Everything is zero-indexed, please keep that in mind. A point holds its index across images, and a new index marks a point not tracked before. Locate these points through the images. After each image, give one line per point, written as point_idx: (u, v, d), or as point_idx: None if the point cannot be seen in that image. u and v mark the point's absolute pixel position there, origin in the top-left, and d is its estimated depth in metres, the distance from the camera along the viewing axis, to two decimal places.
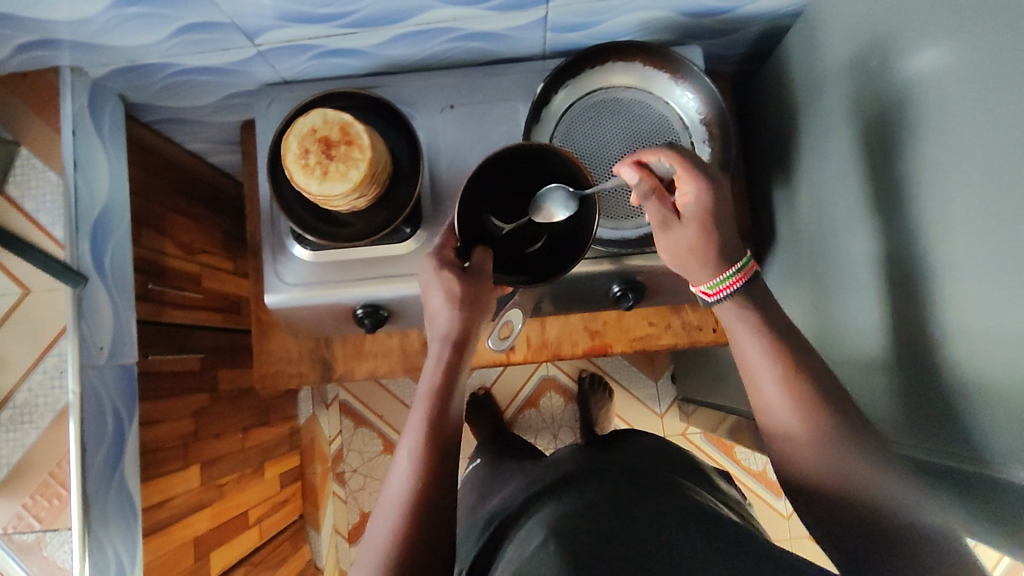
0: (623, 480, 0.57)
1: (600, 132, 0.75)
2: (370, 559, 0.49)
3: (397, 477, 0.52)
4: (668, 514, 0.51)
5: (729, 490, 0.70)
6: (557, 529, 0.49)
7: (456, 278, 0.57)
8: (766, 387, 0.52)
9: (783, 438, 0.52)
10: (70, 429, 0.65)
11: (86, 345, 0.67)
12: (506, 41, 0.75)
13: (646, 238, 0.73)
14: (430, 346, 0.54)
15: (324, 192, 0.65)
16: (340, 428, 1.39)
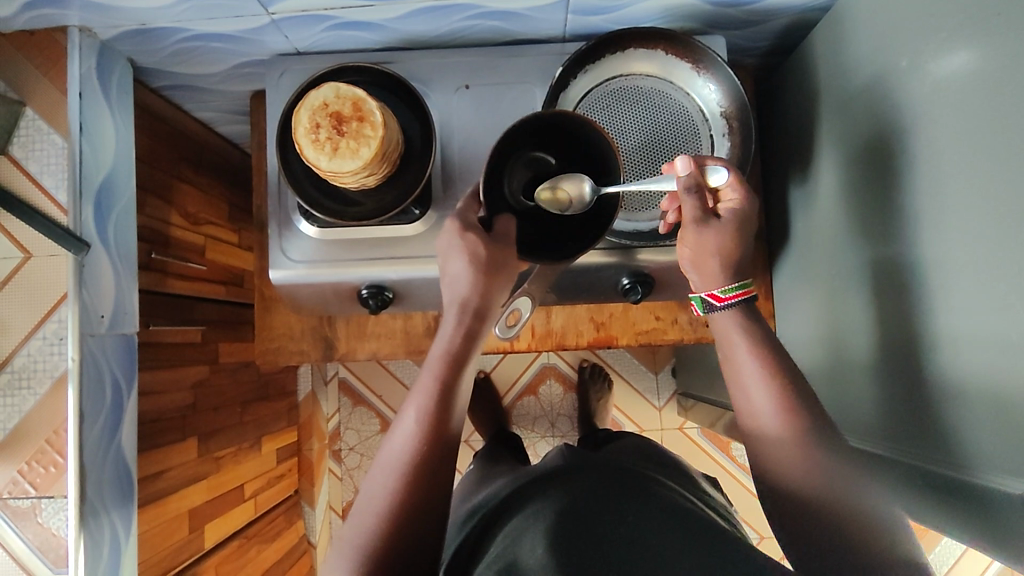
0: (614, 474, 0.57)
1: (618, 121, 0.73)
2: (367, 508, 0.51)
3: (401, 433, 0.54)
4: (652, 513, 0.50)
5: (714, 494, 0.70)
6: (555, 519, 0.50)
7: (479, 241, 0.58)
8: (752, 389, 0.55)
9: (765, 448, 0.54)
10: (69, 397, 0.64)
11: (88, 313, 0.66)
12: (526, 21, 0.73)
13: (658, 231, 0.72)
14: (448, 308, 0.56)
15: (333, 169, 0.64)
16: (339, 407, 1.39)
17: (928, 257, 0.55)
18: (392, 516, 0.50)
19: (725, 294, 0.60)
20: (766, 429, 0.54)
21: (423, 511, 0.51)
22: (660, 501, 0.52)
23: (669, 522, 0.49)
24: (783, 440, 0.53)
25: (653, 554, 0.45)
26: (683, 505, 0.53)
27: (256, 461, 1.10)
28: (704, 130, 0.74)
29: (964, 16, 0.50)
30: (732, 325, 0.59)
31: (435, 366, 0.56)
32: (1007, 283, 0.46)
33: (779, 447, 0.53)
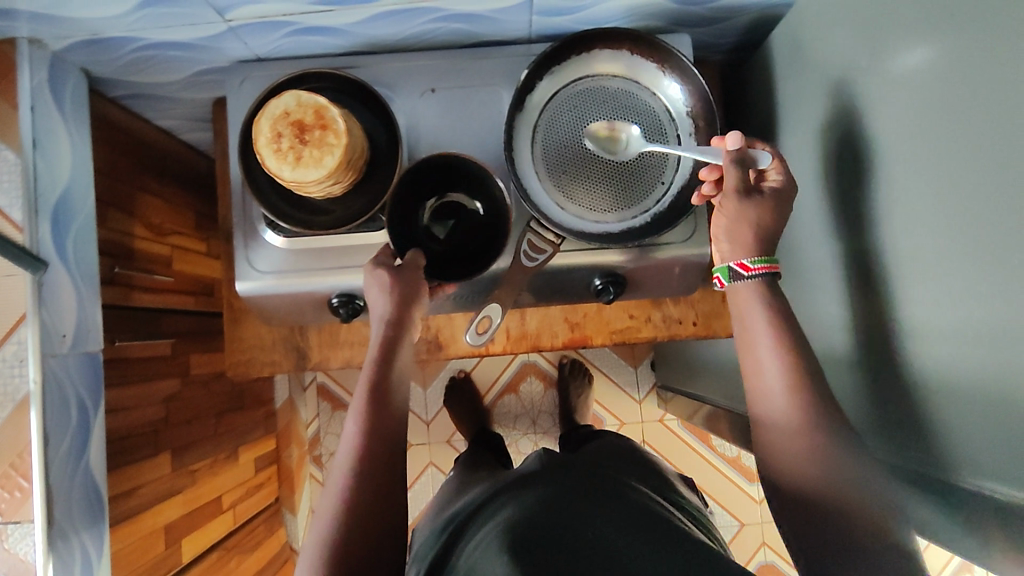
0: (583, 479, 0.58)
1: (585, 122, 0.73)
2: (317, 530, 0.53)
3: (342, 454, 0.58)
4: (618, 517, 0.51)
5: (691, 496, 0.70)
6: (514, 522, 0.50)
7: (387, 271, 0.65)
8: (769, 369, 0.57)
9: (773, 428, 0.55)
10: (31, 419, 0.62)
11: (48, 333, 0.64)
12: (490, 23, 0.73)
13: (629, 232, 0.72)
14: (368, 329, 0.62)
15: (297, 179, 0.63)
16: (318, 412, 1.38)
17: (889, 252, 0.56)
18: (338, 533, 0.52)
19: (753, 263, 0.61)
20: (777, 408, 0.55)
21: (364, 522, 0.53)
22: (628, 507, 0.53)
23: (637, 528, 0.49)
24: (793, 418, 0.54)
25: (622, 561, 0.45)
26: (653, 509, 0.54)
27: (233, 472, 1.09)
28: (671, 130, 0.73)
29: (918, 15, 0.51)
30: (755, 299, 0.60)
31: (361, 388, 0.61)
32: (965, 279, 0.47)
33: (790, 426, 0.54)
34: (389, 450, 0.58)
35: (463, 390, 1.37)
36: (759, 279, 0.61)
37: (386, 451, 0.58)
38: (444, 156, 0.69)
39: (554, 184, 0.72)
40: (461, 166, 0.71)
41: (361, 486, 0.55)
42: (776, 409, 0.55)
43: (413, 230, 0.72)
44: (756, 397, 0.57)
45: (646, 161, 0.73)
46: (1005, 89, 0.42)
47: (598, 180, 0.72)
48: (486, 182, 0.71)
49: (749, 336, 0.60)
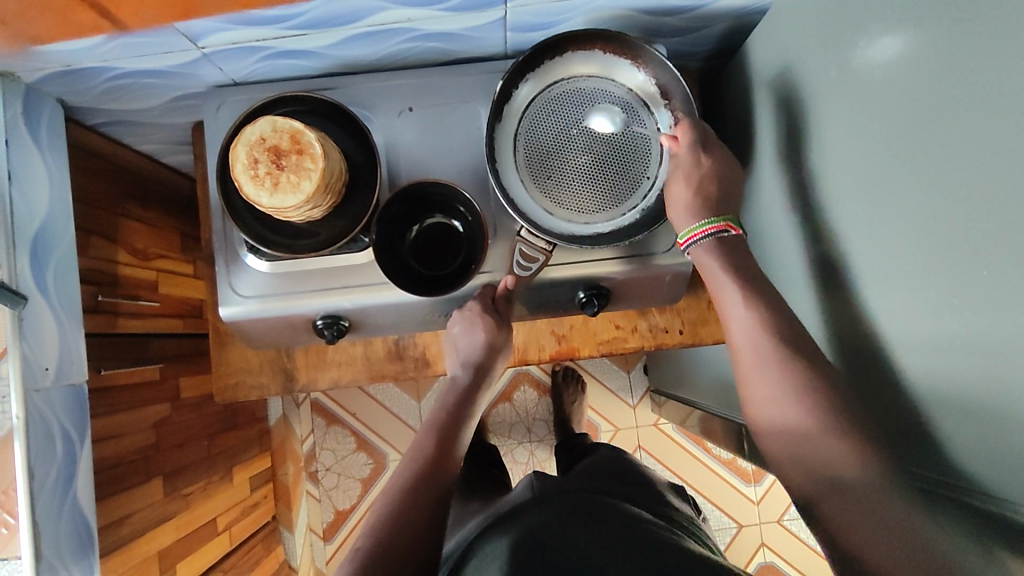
0: (577, 500, 0.58)
1: (566, 125, 0.73)
2: (367, 525, 0.58)
3: (400, 470, 0.64)
4: (614, 539, 0.51)
5: (681, 506, 0.71)
6: (518, 550, 0.51)
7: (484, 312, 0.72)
8: (748, 350, 0.59)
9: (762, 406, 0.57)
10: (16, 454, 0.62)
11: (29, 368, 0.64)
12: (465, 41, 0.73)
13: (616, 232, 0.72)
14: (450, 375, 0.72)
15: (275, 205, 0.63)
16: (312, 427, 1.38)
17: (866, 260, 0.56)
18: (388, 523, 0.57)
19: (682, 239, 0.67)
20: (757, 375, 0.58)
21: (404, 535, 0.57)
22: (620, 527, 0.53)
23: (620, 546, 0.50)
24: (778, 386, 0.56)
25: None
26: (637, 523, 0.54)
27: (228, 493, 1.08)
28: (652, 125, 0.73)
29: (888, 26, 0.51)
30: (707, 254, 0.65)
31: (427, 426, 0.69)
32: (940, 291, 0.48)
33: (780, 397, 0.56)
34: (442, 474, 0.63)
35: None
36: (699, 245, 0.66)
37: (438, 473, 0.63)
38: (422, 182, 0.70)
39: (539, 193, 0.72)
40: (442, 191, 0.72)
41: (419, 504, 0.60)
42: (767, 385, 0.57)
43: (399, 254, 0.73)
44: (741, 387, 0.60)
45: (627, 160, 0.73)
46: (976, 100, 0.42)
47: (583, 182, 0.72)
48: (466, 205, 0.72)
49: (721, 304, 0.63)
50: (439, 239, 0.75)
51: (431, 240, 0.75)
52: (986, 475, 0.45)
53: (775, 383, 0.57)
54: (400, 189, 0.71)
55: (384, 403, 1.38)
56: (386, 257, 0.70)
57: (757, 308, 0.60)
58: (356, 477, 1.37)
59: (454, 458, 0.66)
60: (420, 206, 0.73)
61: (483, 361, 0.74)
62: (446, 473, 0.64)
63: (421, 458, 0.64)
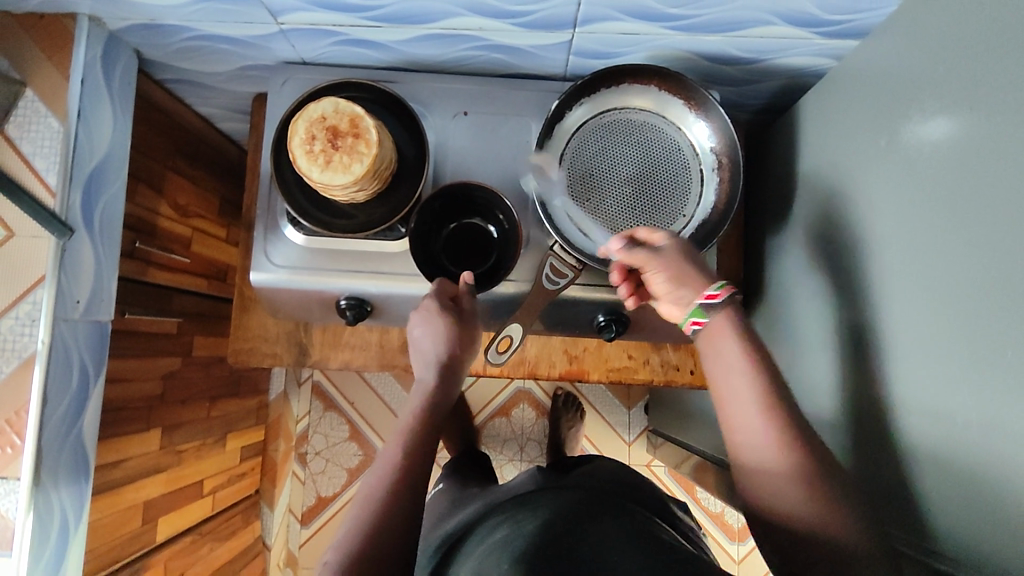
0: (587, 493, 0.60)
1: (611, 154, 0.75)
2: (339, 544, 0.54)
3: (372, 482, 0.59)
4: (617, 537, 0.52)
5: (686, 519, 0.72)
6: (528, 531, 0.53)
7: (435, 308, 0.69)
8: (750, 422, 0.55)
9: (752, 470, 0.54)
10: (34, 376, 0.63)
11: (62, 298, 0.66)
12: (528, 57, 0.75)
13: None
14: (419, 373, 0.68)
15: (324, 181, 0.65)
16: (309, 409, 1.39)
17: (892, 327, 0.57)
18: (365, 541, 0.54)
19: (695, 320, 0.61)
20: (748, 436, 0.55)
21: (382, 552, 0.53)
22: (629, 521, 0.55)
23: (624, 538, 0.52)
24: (782, 458, 0.52)
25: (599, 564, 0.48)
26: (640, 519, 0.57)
27: (219, 457, 1.09)
28: (694, 167, 0.75)
29: (943, 104, 0.52)
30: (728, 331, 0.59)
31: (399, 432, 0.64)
32: (961, 363, 0.48)
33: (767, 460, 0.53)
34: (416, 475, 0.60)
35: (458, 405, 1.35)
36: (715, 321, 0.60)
37: (413, 483, 0.59)
38: (465, 184, 0.72)
39: (578, 212, 0.74)
40: (484, 196, 0.74)
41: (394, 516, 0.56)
42: (770, 453, 0.53)
43: (430, 248, 0.74)
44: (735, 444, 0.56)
45: (666, 197, 0.74)
46: (1017, 184, 0.44)
47: (619, 210, 0.74)
48: (507, 213, 0.73)
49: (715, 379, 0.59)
50: (471, 241, 0.76)
51: (461, 238, 0.76)
52: (987, 557, 0.45)
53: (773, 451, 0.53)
54: (442, 186, 0.73)
55: (384, 397, 1.39)
56: (418, 249, 0.72)
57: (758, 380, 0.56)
58: (344, 466, 1.37)
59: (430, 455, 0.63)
60: (458, 204, 0.75)
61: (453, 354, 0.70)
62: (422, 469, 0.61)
63: (394, 462, 0.61)
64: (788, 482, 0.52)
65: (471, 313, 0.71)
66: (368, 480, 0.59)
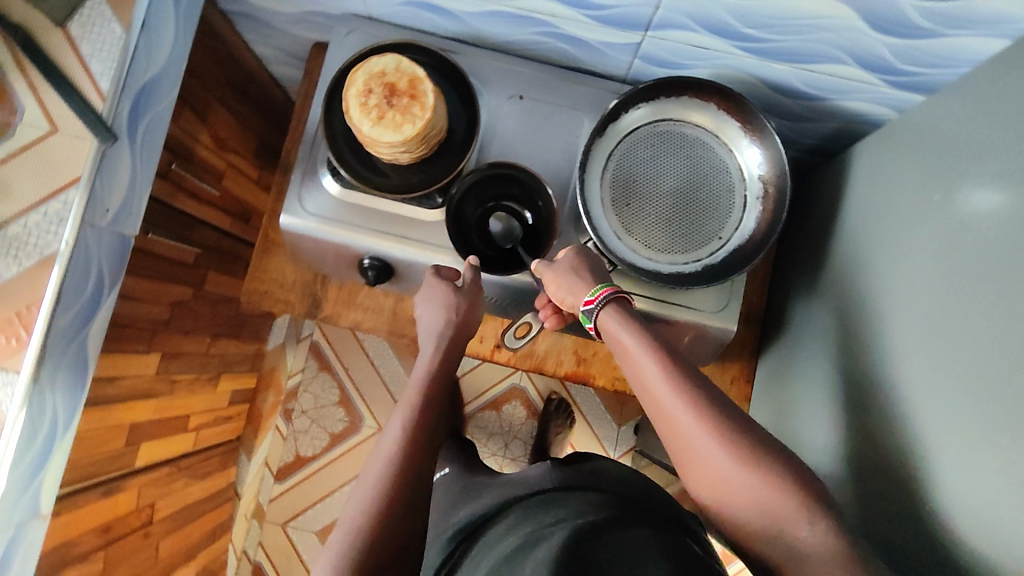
0: (616, 504, 0.60)
1: (659, 164, 0.73)
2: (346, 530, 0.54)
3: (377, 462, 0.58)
4: (647, 549, 0.51)
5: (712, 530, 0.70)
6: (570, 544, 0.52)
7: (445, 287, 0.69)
8: (684, 428, 0.53)
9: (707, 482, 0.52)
10: (52, 275, 0.63)
11: (93, 203, 0.66)
12: (593, 53, 0.75)
13: (680, 278, 0.70)
14: (421, 347, 0.67)
15: (373, 136, 0.65)
16: (304, 367, 1.38)
17: (915, 383, 0.56)
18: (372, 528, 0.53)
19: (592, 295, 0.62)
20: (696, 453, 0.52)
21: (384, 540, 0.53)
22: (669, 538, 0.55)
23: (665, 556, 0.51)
24: (714, 457, 0.51)
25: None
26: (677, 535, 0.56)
27: (209, 396, 1.09)
28: (739, 191, 0.72)
29: (1007, 166, 0.51)
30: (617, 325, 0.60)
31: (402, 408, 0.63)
32: (985, 429, 0.48)
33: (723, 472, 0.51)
34: (417, 470, 0.58)
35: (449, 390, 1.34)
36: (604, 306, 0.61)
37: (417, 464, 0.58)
38: (511, 165, 0.72)
39: (615, 215, 0.71)
40: (526, 179, 0.73)
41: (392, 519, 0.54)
42: (712, 461, 0.51)
43: (463, 220, 0.74)
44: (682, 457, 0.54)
45: (706, 217, 0.72)
46: None
47: (656, 221, 0.72)
48: (546, 200, 0.73)
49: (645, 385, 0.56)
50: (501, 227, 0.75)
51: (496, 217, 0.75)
52: None
53: (709, 460, 0.51)
54: (488, 163, 0.72)
55: (379, 369, 1.39)
56: (450, 219, 0.72)
57: (672, 381, 0.54)
58: (327, 429, 1.37)
59: (432, 447, 0.61)
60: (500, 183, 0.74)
61: (460, 328, 0.70)
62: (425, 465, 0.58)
63: (397, 446, 0.59)
64: (743, 494, 0.50)
65: (475, 286, 0.70)
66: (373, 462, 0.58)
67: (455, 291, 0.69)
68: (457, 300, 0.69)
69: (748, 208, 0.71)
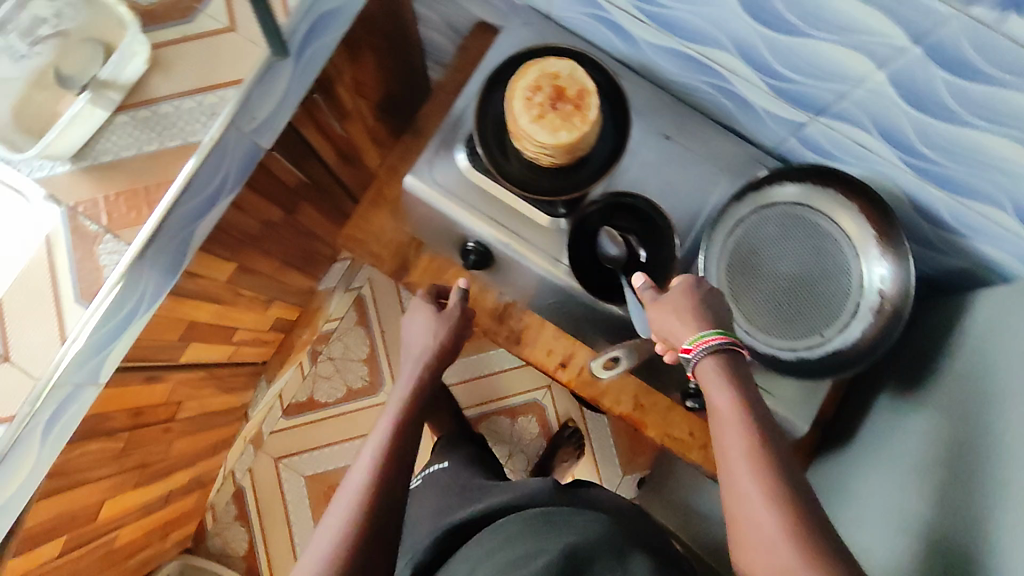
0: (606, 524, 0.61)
1: (784, 245, 0.70)
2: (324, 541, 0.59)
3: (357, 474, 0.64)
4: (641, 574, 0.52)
5: None
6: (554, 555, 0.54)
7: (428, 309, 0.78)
8: (750, 507, 0.50)
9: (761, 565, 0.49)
10: (187, 166, 0.64)
11: (244, 108, 0.65)
12: (753, 118, 0.74)
13: (769, 357, 0.69)
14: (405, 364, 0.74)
15: (525, 130, 0.65)
16: (344, 315, 1.40)
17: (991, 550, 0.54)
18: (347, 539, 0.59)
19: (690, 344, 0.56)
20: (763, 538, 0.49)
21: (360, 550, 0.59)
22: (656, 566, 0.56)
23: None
24: (768, 514, 0.49)
25: None
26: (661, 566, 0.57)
27: (258, 317, 1.10)
28: (854, 298, 0.69)
29: None
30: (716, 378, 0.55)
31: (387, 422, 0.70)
32: None
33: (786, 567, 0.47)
34: (389, 487, 0.63)
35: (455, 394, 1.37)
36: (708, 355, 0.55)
37: (394, 472, 0.65)
38: (653, 205, 0.71)
39: (727, 278, 0.71)
40: (659, 222, 0.72)
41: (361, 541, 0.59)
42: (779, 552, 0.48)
43: (580, 233, 0.72)
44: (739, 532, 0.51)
45: (815, 311, 0.69)
46: None
47: (765, 297, 0.70)
48: (670, 247, 0.71)
49: (721, 451, 0.54)
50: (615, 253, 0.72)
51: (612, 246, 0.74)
52: None
53: (760, 522, 0.49)
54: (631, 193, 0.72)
55: None
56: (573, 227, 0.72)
57: (761, 459, 0.51)
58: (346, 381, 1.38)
59: (407, 458, 0.67)
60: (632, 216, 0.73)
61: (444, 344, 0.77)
62: (397, 483, 0.64)
63: (376, 458, 0.66)
64: None
65: (460, 301, 0.78)
66: (354, 475, 0.65)
67: (436, 315, 0.77)
68: (445, 322, 0.77)
69: (858, 316, 0.68)
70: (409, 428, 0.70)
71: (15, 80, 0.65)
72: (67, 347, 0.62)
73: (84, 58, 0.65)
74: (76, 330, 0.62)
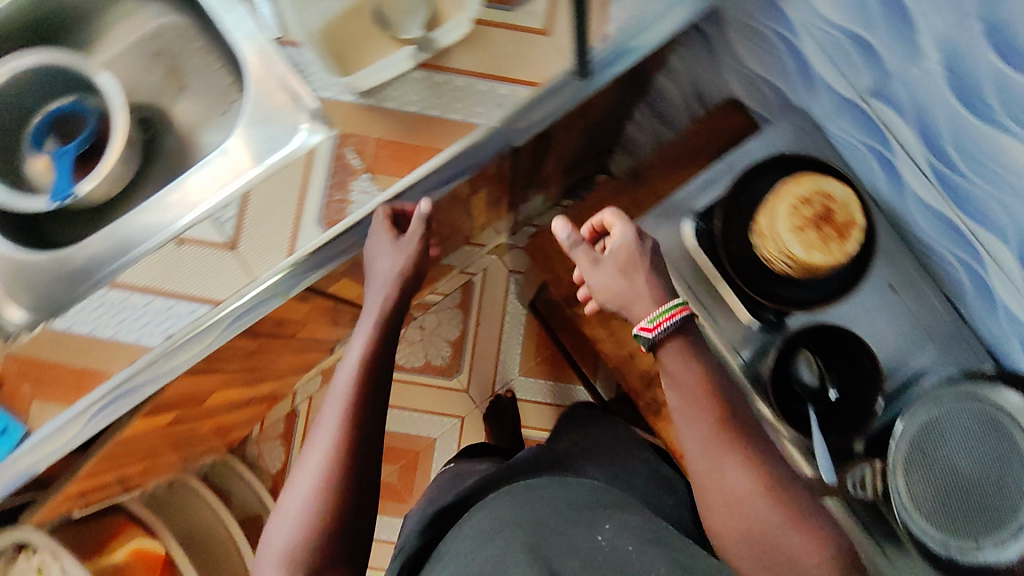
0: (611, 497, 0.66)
1: (968, 442, 0.64)
2: (300, 493, 0.54)
3: (326, 420, 0.57)
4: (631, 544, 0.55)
5: None
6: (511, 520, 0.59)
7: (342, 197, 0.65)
8: (726, 481, 0.52)
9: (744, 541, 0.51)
10: (451, 147, 0.65)
11: (523, 114, 0.65)
12: (989, 314, 0.68)
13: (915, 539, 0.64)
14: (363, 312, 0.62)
15: (776, 231, 0.66)
16: (450, 295, 1.42)
17: None
18: (326, 488, 0.54)
19: (652, 324, 0.54)
20: (736, 512, 0.51)
21: (336, 497, 0.54)
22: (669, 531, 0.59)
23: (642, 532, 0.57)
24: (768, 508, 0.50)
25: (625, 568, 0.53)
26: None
27: None
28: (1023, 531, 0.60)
29: None
30: (694, 367, 0.54)
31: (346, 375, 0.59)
32: None
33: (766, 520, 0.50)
34: (374, 386, 0.59)
35: (505, 404, 1.35)
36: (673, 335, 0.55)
37: (355, 439, 0.56)
38: (872, 356, 0.69)
39: (899, 449, 0.65)
40: (870, 374, 0.69)
41: (352, 452, 0.56)
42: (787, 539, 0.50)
43: (789, 344, 0.71)
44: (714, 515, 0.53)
45: (970, 523, 0.62)
46: None
47: (927, 485, 0.64)
48: (871, 400, 0.68)
49: (689, 447, 0.54)
50: (809, 384, 0.71)
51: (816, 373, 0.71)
52: None
53: (730, 478, 0.52)
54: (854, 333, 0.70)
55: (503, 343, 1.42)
56: (785, 338, 0.72)
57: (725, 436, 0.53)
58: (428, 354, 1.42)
59: (376, 406, 0.59)
60: (846, 355, 0.70)
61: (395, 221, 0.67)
62: (380, 369, 0.60)
63: (341, 411, 0.57)
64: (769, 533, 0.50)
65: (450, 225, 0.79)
66: (313, 448, 0.56)
67: (385, 228, 0.63)
68: (418, 242, 0.63)
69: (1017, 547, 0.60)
70: (393, 300, 0.64)
71: (339, 2, 0.68)
72: (289, 264, 0.64)
73: (408, 15, 0.69)
74: (303, 250, 0.64)
